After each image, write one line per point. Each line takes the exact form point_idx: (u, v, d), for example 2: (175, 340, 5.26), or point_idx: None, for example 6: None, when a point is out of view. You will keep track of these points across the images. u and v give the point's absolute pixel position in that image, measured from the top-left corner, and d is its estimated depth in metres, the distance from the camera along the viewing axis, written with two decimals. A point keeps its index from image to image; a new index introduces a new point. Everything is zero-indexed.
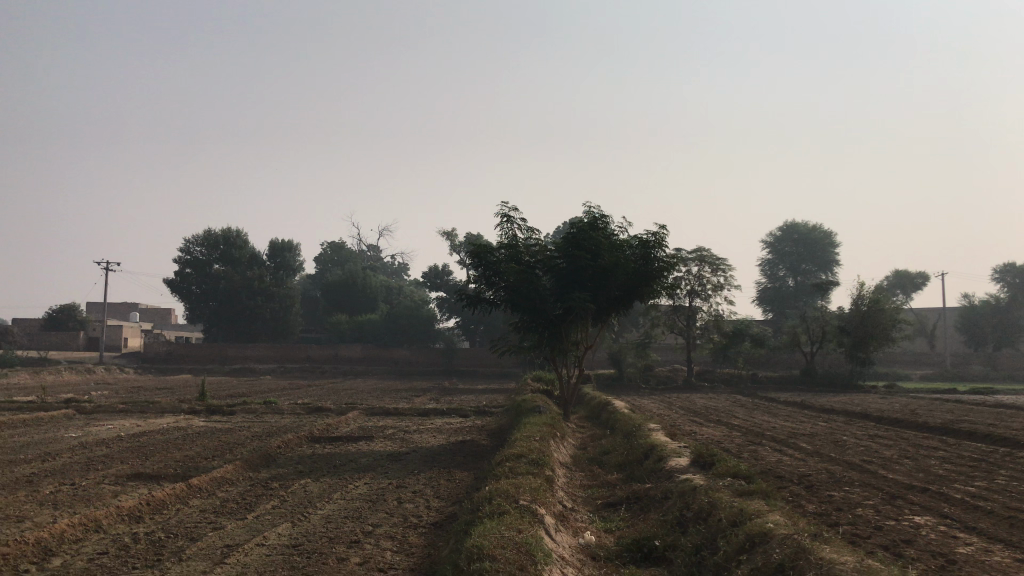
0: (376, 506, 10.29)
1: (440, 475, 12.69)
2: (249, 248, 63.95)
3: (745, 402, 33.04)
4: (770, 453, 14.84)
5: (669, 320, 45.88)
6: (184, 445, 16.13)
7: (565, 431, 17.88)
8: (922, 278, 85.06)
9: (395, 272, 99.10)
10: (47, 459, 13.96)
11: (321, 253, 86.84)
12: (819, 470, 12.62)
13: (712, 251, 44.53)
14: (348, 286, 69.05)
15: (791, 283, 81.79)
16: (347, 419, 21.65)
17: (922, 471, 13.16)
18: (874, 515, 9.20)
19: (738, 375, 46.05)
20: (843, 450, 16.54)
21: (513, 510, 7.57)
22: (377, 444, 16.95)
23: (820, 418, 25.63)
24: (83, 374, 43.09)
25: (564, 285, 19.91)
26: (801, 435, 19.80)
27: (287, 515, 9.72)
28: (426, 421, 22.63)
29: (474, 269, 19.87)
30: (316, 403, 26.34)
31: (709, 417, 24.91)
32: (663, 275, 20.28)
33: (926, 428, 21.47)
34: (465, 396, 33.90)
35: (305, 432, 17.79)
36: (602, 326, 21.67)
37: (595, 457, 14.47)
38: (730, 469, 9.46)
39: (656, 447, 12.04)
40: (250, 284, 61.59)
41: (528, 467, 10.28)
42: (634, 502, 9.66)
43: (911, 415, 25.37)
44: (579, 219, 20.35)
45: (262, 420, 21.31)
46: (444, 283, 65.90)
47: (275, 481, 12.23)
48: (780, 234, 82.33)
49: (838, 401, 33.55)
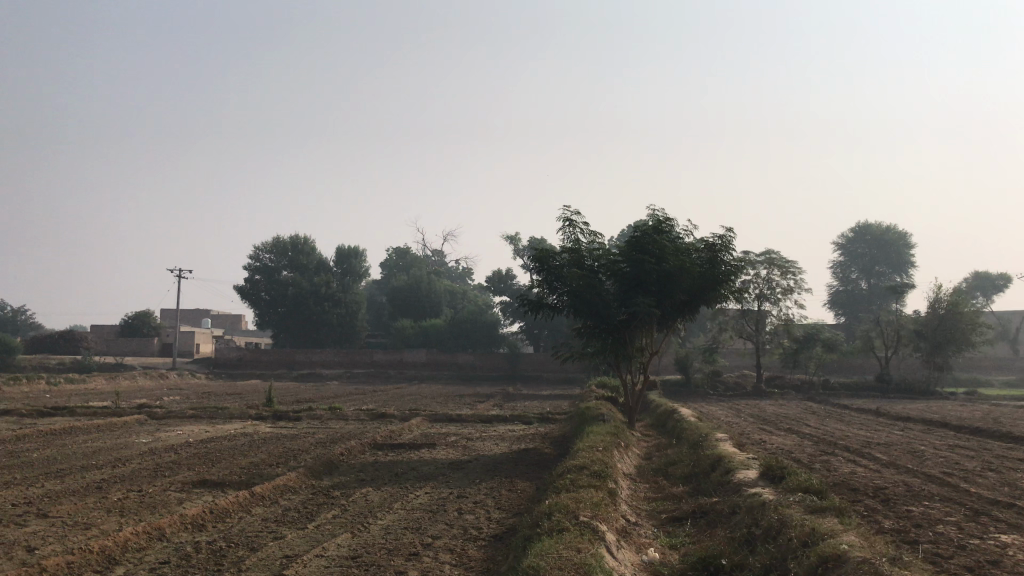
0: (436, 517, 10.18)
1: (501, 485, 12.51)
2: (316, 254, 65.14)
3: (818, 409, 32.13)
4: (843, 464, 14.28)
5: (737, 325, 44.99)
6: (250, 452, 16.30)
7: (629, 440, 17.55)
8: (1004, 280, 81.90)
9: (459, 276, 99.56)
10: (118, 465, 14.23)
11: (387, 258, 87.76)
12: (896, 483, 12.08)
13: (781, 255, 43.54)
14: (413, 291, 69.54)
15: (864, 285, 79.59)
16: (410, 426, 21.66)
17: (1008, 484, 12.50)
18: (956, 533, 8.72)
19: (809, 382, 44.88)
20: (921, 461, 15.88)
21: (573, 527, 7.34)
22: (439, 452, 16.86)
23: (896, 426, 24.71)
24: (157, 379, 44.24)
25: (628, 290, 19.57)
26: (876, 444, 19.10)
27: (347, 525, 9.66)
28: (489, 429, 22.49)
29: (536, 274, 19.64)
30: (380, 410, 26.45)
31: (779, 425, 24.26)
32: (731, 279, 19.93)
33: (1010, 438, 20.48)
34: (529, 401, 33.74)
35: (369, 439, 17.82)
36: (667, 332, 21.28)
37: (660, 468, 14.13)
38: (802, 482, 9.07)
39: (724, 459, 11.65)
40: (317, 290, 62.52)
41: (590, 479, 10.03)
42: (700, 517, 9.35)
43: (995, 424, 24.26)
44: (642, 223, 20.08)
45: (326, 426, 21.46)
46: (508, 288, 65.90)
47: (337, 489, 12.21)
48: (852, 235, 80.20)
49: (916, 409, 32.33)
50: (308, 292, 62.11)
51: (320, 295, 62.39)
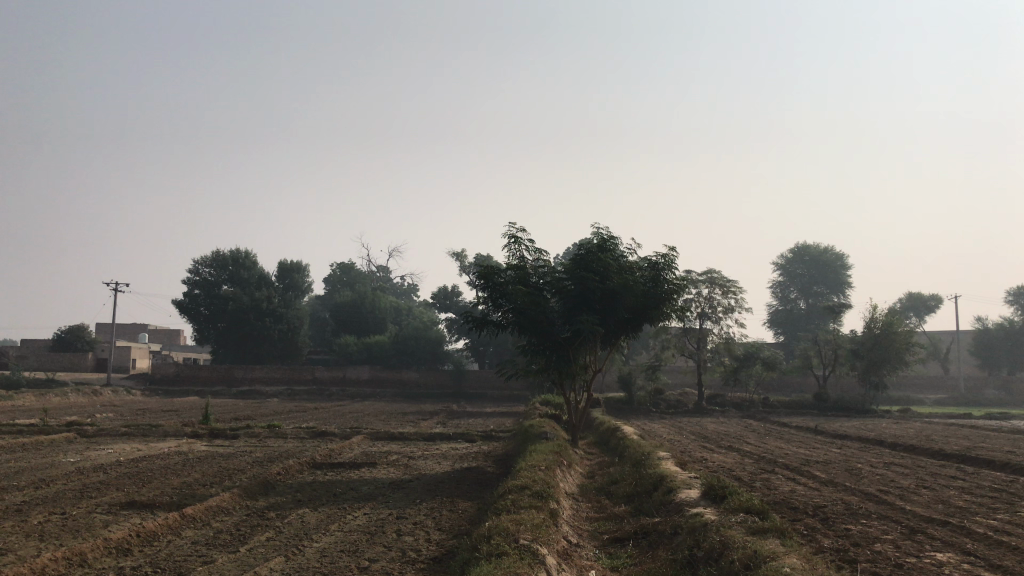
0: (373, 539, 9.91)
1: (442, 506, 12.28)
2: (257, 268, 63.83)
3: (759, 428, 32.50)
4: (783, 483, 14.39)
5: (679, 343, 45.44)
6: (183, 471, 15.76)
7: (572, 458, 17.45)
8: (935, 300, 84.30)
9: (403, 292, 98.85)
10: (42, 486, 13.65)
11: (330, 273, 86.66)
12: (834, 501, 12.22)
13: (722, 274, 44.17)
14: (357, 307, 68.77)
15: (803, 305, 81.12)
16: (351, 444, 21.25)
17: (942, 502, 12.70)
18: (895, 551, 8.78)
19: (750, 399, 45.47)
20: (858, 479, 16.11)
21: (512, 551, 7.17)
22: (380, 472, 16.54)
23: (834, 444, 25.09)
24: (89, 396, 42.86)
25: (573, 308, 19.55)
26: (815, 462, 19.43)
27: (281, 548, 9.33)
28: (431, 447, 22.19)
29: (480, 291, 19.42)
30: (321, 427, 25.93)
31: (720, 442, 24.48)
32: (673, 298, 20.05)
33: (943, 456, 20.92)
34: (472, 419, 33.50)
35: (307, 458, 17.41)
36: (611, 349, 21.25)
37: (602, 487, 14.07)
38: (744, 502, 9.03)
39: (666, 478, 11.60)
40: (258, 305, 61.21)
41: (531, 500, 9.87)
42: (642, 537, 9.26)
43: (928, 442, 24.76)
44: (587, 241, 20.14)
45: (264, 445, 20.96)
46: (453, 305, 65.60)
47: (272, 510, 11.85)
48: (791, 255, 81.87)
49: (852, 427, 32.91)
50: (248, 307, 60.75)
51: (261, 310, 61.13)
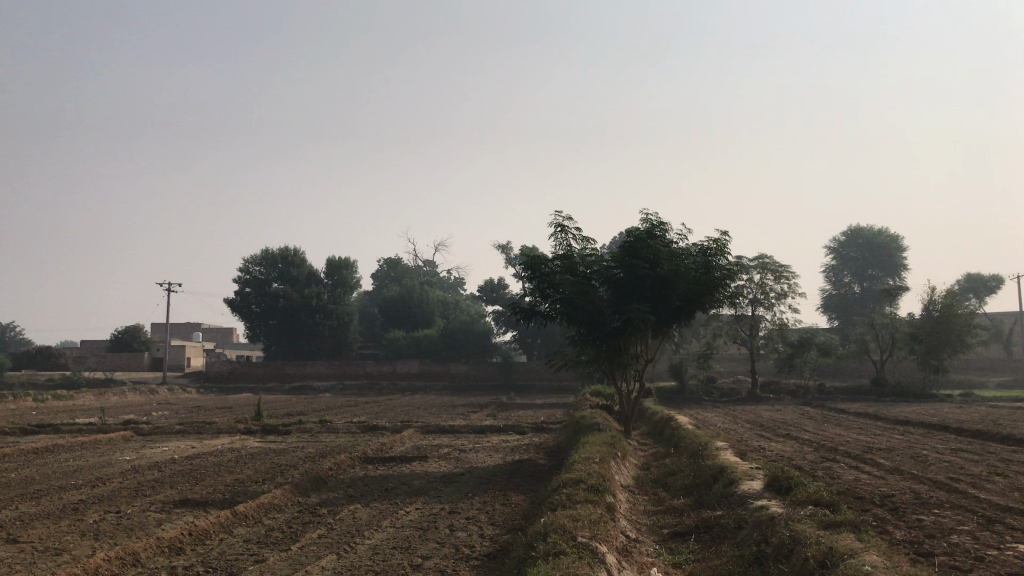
0: (425, 535, 9.70)
1: (494, 500, 12.03)
2: (306, 265, 64.08)
3: (815, 414, 31.70)
4: (846, 471, 13.86)
5: (731, 330, 44.48)
6: (236, 468, 15.76)
7: (626, 450, 17.10)
8: (996, 281, 81.81)
9: (450, 286, 98.88)
10: (97, 484, 13.75)
11: (378, 269, 87.08)
12: (902, 490, 11.66)
13: (774, 259, 43.27)
14: (405, 302, 68.97)
15: (857, 289, 79.32)
16: (402, 438, 21.14)
17: (1018, 489, 12.07)
18: (973, 543, 8.27)
19: (805, 386, 44.53)
20: (925, 466, 15.45)
21: (571, 550, 6.84)
22: (431, 465, 16.40)
23: (896, 430, 24.33)
24: (147, 394, 43.62)
25: (623, 297, 19.09)
26: (877, 449, 18.77)
27: (333, 546, 9.17)
28: (482, 440, 22.00)
29: (528, 282, 19.10)
30: (372, 422, 25.84)
31: (776, 430, 23.87)
32: (725, 284, 19.57)
33: (1011, 441, 20.11)
34: (523, 411, 33.20)
35: (358, 453, 17.29)
36: (662, 338, 20.82)
37: (659, 479, 13.70)
38: (811, 494, 8.61)
39: (726, 469, 11.19)
40: (307, 301, 61.96)
41: (586, 494, 9.56)
42: (704, 531, 8.89)
43: (995, 426, 23.87)
44: (635, 228, 19.71)
45: (316, 440, 20.99)
46: (501, 297, 65.42)
47: (324, 506, 11.72)
48: (844, 239, 80.06)
49: (912, 412, 31.98)
50: (298, 305, 61.49)
51: (311, 307, 61.83)
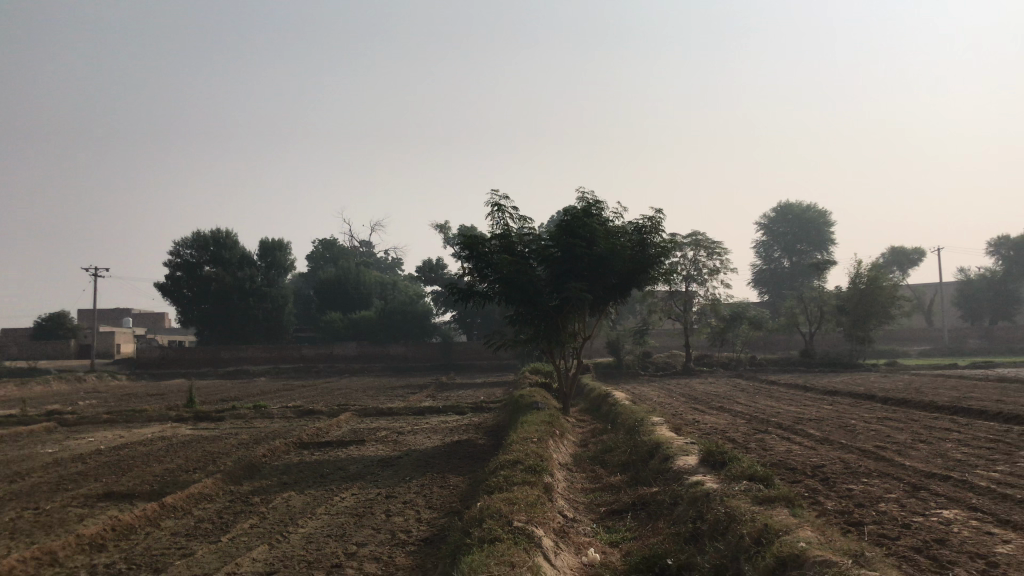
0: (361, 521, 9.51)
1: (432, 482, 11.91)
2: (238, 248, 61.95)
3: (748, 386, 32.37)
4: (778, 442, 14.08)
5: (666, 306, 44.87)
6: (165, 458, 15.29)
7: (565, 428, 17.13)
8: (919, 254, 84.33)
9: (387, 267, 98.03)
10: (17, 480, 13.17)
11: (312, 250, 85.72)
12: (831, 460, 11.90)
13: (707, 236, 43.87)
14: (340, 283, 68.02)
15: (787, 263, 81.00)
16: (338, 422, 20.79)
17: (940, 455, 12.44)
18: (899, 511, 8.45)
19: (737, 359, 45.45)
20: (853, 435, 15.84)
21: (506, 535, 6.75)
22: (368, 449, 16.18)
23: (825, 400, 24.98)
24: (72, 383, 42.23)
25: (560, 276, 19.08)
26: (807, 419, 19.17)
27: (264, 536, 8.92)
28: (420, 421, 21.83)
29: (465, 262, 18.83)
30: (308, 406, 25.38)
31: (710, 403, 24.27)
32: (660, 262, 19.78)
33: (934, 407, 20.79)
34: (462, 391, 33.15)
35: (293, 438, 16.96)
36: (600, 315, 20.90)
37: (596, 456, 13.73)
38: (745, 469, 8.67)
39: (662, 445, 11.26)
40: (240, 285, 60.83)
41: (524, 475, 9.51)
42: (640, 508, 8.93)
43: (918, 394, 24.69)
44: (571, 207, 19.62)
45: (250, 426, 20.54)
46: (438, 277, 65.01)
47: (257, 494, 11.44)
48: (774, 215, 81.57)
49: (841, 382, 32.88)
50: (232, 289, 60.36)
51: (245, 289, 60.86)
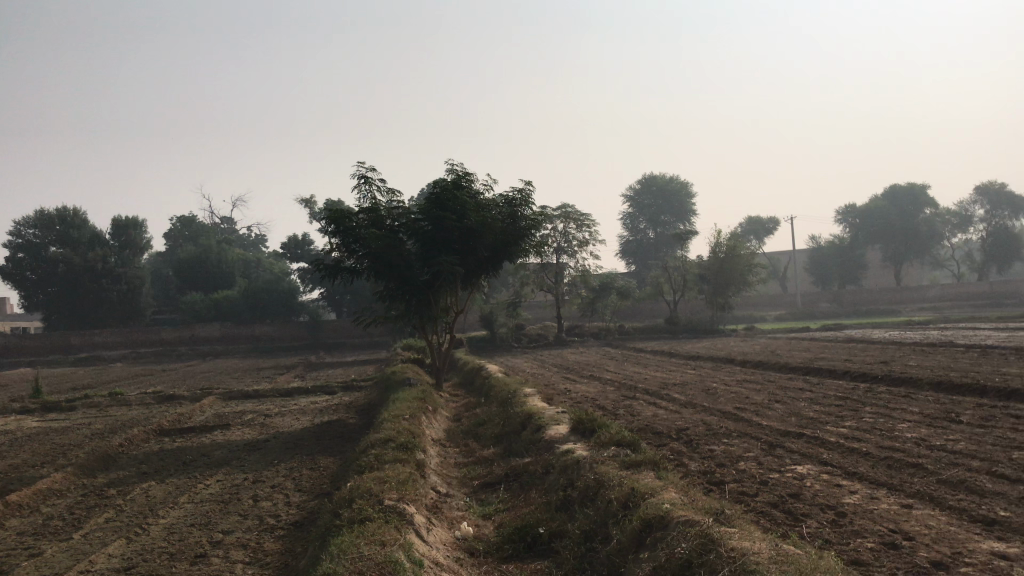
0: (227, 508, 9.18)
1: (302, 465, 11.62)
2: (89, 225, 60.34)
3: (617, 354, 33.26)
4: (645, 408, 14.51)
5: (537, 278, 45.38)
6: (9, 453, 14.28)
7: (438, 403, 17.07)
8: (773, 223, 88.71)
9: (251, 244, 94.94)
10: None
11: (170, 228, 81.99)
12: (695, 423, 12.36)
13: (576, 208, 44.57)
14: (202, 262, 65.32)
15: (652, 235, 83.36)
16: (202, 407, 20.00)
17: (794, 414, 13.14)
18: (757, 469, 8.85)
19: (606, 329, 46.61)
20: (714, 398, 16.52)
21: (377, 515, 6.65)
22: (235, 433, 15.64)
23: (689, 366, 25.98)
24: None
25: (430, 249, 18.89)
26: (672, 384, 19.88)
27: (122, 530, 8.47)
28: (289, 402, 21.28)
29: (332, 237, 18.35)
30: (169, 391, 24.28)
31: (580, 372, 24.80)
32: (530, 233, 19.91)
33: (787, 369, 21.99)
34: (333, 369, 32.56)
35: (152, 425, 16.17)
36: (471, 288, 20.89)
37: (470, 430, 13.76)
38: (613, 436, 8.87)
39: (534, 416, 11.36)
40: (92, 266, 57.18)
41: (396, 453, 9.41)
42: (513, 480, 9.01)
43: (773, 356, 26.05)
44: (440, 180, 19.41)
45: (106, 415, 19.46)
46: (305, 254, 63.45)
47: (113, 487, 10.85)
48: (639, 187, 83.83)
49: (703, 347, 34.28)
50: (82, 270, 56.73)
51: (96, 272, 57.15)
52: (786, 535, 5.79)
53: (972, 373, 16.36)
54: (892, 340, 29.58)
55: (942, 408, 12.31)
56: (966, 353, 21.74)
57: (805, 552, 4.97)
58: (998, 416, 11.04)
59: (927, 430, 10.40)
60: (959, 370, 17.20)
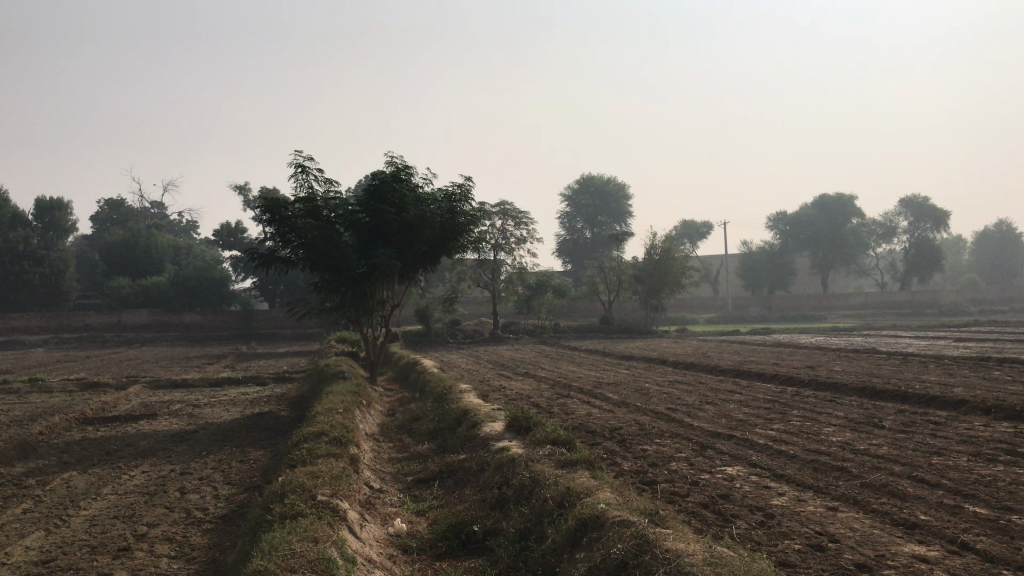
0: (153, 501, 8.93)
1: (231, 457, 11.39)
2: (10, 205, 58.37)
3: (551, 352, 33.45)
4: (580, 406, 14.59)
5: (475, 274, 45.32)
6: None
7: (371, 397, 16.92)
8: (707, 227, 90.28)
9: (181, 230, 92.62)
10: None
11: (97, 211, 79.53)
12: (627, 422, 12.50)
13: (515, 205, 44.64)
14: (130, 246, 63.43)
15: (589, 234, 83.91)
16: (127, 396, 19.40)
17: (723, 416, 13.40)
18: (688, 469, 8.98)
19: (542, 326, 46.84)
20: (647, 398, 16.73)
21: (309, 510, 6.55)
22: (161, 423, 15.22)
23: (622, 365, 26.28)
24: None
25: (367, 241, 18.72)
26: (607, 384, 20.06)
27: (40, 522, 8.16)
28: (219, 393, 20.82)
29: (267, 226, 17.99)
30: (92, 379, 23.50)
31: (515, 369, 24.87)
32: (469, 229, 19.89)
33: (718, 370, 22.42)
34: (264, 361, 31.96)
35: (74, 414, 15.63)
36: (408, 283, 20.76)
37: (404, 425, 13.65)
38: (549, 434, 8.90)
39: (469, 412, 11.33)
40: (13, 247, 55.01)
41: (329, 447, 9.28)
42: (447, 477, 8.97)
43: (704, 358, 26.56)
44: (379, 172, 19.19)
45: (25, 402, 18.73)
46: (238, 242, 62.19)
47: (31, 476, 10.46)
48: (577, 187, 84.43)
49: (636, 347, 34.73)
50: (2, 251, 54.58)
51: (17, 253, 55.09)
52: (718, 536, 5.88)
53: (895, 380, 16.89)
54: (818, 345, 30.40)
55: (865, 413, 12.69)
56: (887, 360, 22.49)
57: (737, 554, 5.07)
58: (919, 422, 11.43)
59: (853, 434, 10.70)
60: (882, 377, 17.75)
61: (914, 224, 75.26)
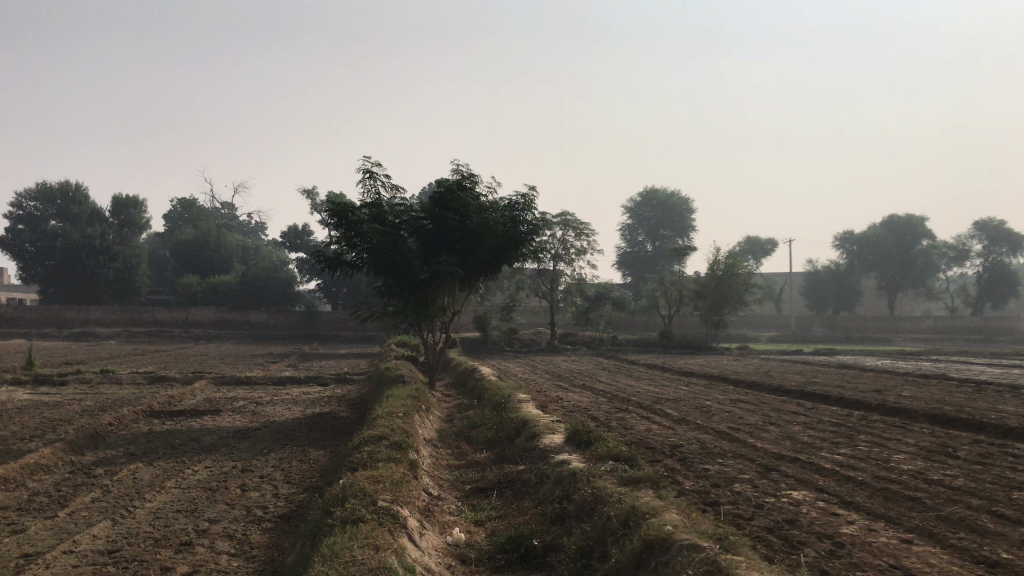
0: (214, 497, 9.04)
1: (291, 457, 11.47)
2: (90, 202, 60.24)
3: (609, 366, 33.14)
4: (639, 422, 14.39)
5: (533, 284, 45.38)
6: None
7: (430, 403, 16.96)
8: (772, 245, 88.86)
9: (249, 230, 94.67)
10: None
11: (169, 210, 81.74)
12: (689, 440, 12.25)
13: (576, 216, 44.47)
14: (199, 244, 64.95)
15: (650, 248, 83.23)
16: (193, 391, 19.76)
17: (788, 438, 13.05)
18: (752, 492, 8.73)
19: (599, 338, 46.54)
20: (709, 416, 16.43)
21: (371, 517, 6.53)
22: (224, 419, 15.47)
23: (681, 382, 25.91)
24: None
25: (430, 247, 18.78)
26: (666, 400, 19.76)
27: (108, 512, 8.32)
28: (281, 392, 21.11)
29: (332, 230, 18.19)
30: (159, 372, 24.05)
31: (573, 381, 24.69)
32: (531, 239, 19.79)
33: (781, 391, 21.91)
34: (324, 362, 32.34)
35: (142, 407, 16.00)
36: (469, 290, 20.75)
37: (461, 433, 13.61)
38: (610, 449, 8.76)
39: (528, 423, 11.24)
40: (90, 242, 56.90)
41: (389, 452, 9.28)
42: (505, 487, 8.91)
43: (766, 377, 25.99)
44: (444, 179, 19.27)
45: (97, 392, 19.23)
46: (303, 244, 63.24)
47: (100, 466, 10.71)
48: (641, 199, 83.91)
49: (696, 364, 34.22)
50: (79, 245, 56.50)
51: (93, 248, 56.82)
52: (785, 566, 5.69)
53: (967, 408, 16.25)
54: (885, 369, 29.47)
55: (938, 442, 12.19)
56: (960, 387, 21.65)
57: None
58: (995, 454, 10.96)
59: (924, 463, 10.31)
60: (954, 405, 17.11)
61: (988, 246, 72.45)
